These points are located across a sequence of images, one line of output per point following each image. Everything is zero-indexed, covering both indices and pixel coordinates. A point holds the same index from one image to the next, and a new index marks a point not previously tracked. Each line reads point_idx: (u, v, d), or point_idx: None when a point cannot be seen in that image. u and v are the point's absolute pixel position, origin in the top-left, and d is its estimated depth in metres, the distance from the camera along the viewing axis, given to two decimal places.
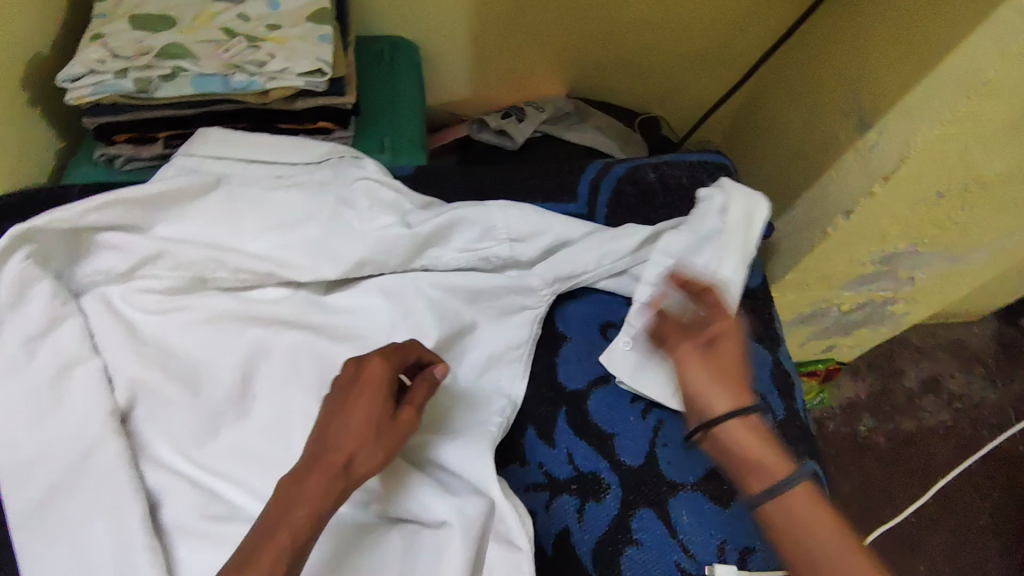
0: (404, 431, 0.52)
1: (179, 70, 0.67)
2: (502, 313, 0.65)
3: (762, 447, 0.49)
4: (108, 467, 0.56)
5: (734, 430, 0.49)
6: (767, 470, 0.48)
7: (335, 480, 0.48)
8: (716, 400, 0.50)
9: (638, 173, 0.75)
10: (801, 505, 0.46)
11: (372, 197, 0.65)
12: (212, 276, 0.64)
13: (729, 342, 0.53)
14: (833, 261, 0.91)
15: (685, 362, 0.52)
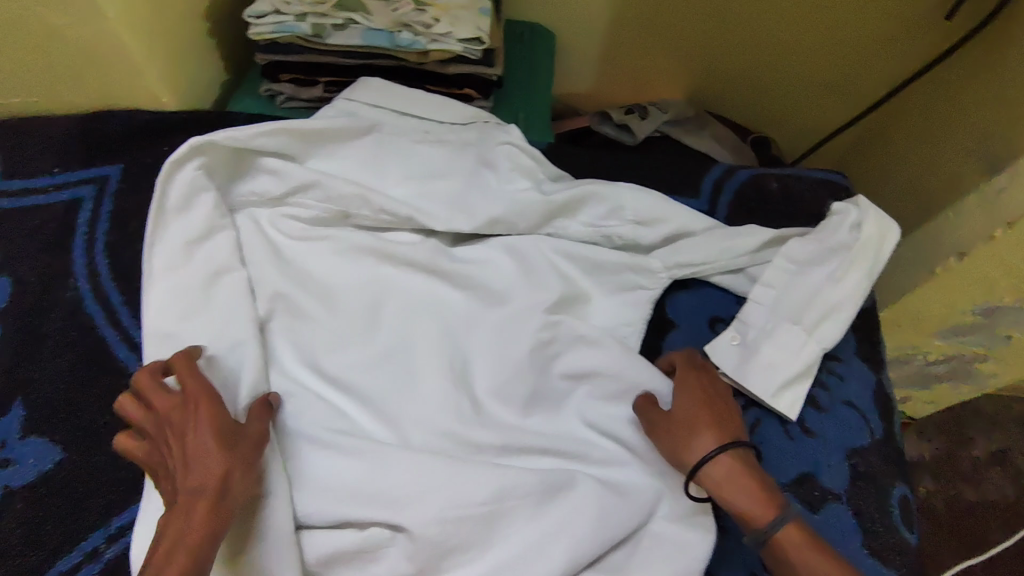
0: (257, 441, 0.53)
1: (351, 22, 0.72)
2: (618, 290, 0.67)
3: (747, 488, 0.54)
4: (245, 368, 0.60)
5: (725, 469, 0.55)
6: (759, 508, 0.53)
7: (217, 500, 0.48)
8: (696, 447, 0.56)
9: (761, 181, 0.77)
10: (789, 541, 0.52)
11: (513, 161, 0.68)
12: (355, 213, 0.68)
13: (688, 396, 0.59)
14: (934, 304, 0.90)
15: (656, 432, 0.59)
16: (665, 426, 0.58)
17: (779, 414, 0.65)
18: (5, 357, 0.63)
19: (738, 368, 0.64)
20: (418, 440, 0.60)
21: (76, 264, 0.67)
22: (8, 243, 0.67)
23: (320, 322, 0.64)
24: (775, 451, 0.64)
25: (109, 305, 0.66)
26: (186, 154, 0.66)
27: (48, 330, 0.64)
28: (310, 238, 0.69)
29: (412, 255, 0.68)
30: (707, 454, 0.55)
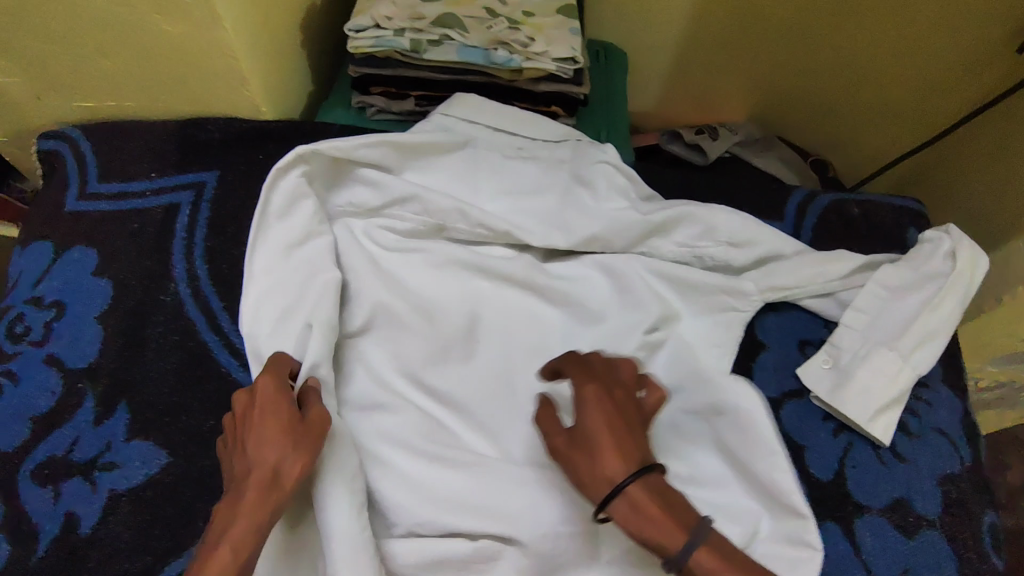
0: (318, 430, 0.52)
1: (446, 38, 0.73)
2: (710, 310, 0.68)
3: (657, 517, 0.46)
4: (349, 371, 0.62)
5: (630, 502, 0.46)
6: (671, 541, 0.45)
7: (261, 490, 0.49)
8: (598, 475, 0.48)
9: (843, 206, 0.77)
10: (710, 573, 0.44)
11: (609, 179, 0.69)
12: (452, 226, 0.69)
13: (590, 411, 0.50)
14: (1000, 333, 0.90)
15: (562, 457, 0.50)
16: (569, 449, 0.50)
17: (871, 438, 0.66)
18: (108, 359, 0.63)
19: (833, 393, 0.65)
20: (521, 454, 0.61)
21: (176, 269, 0.68)
22: (109, 246, 0.68)
23: (419, 335, 0.66)
24: (868, 475, 0.64)
25: (209, 310, 0.66)
26: (291, 162, 0.67)
27: (150, 333, 0.65)
28: (405, 250, 0.70)
29: (507, 269, 0.69)
30: (616, 485, 0.47)
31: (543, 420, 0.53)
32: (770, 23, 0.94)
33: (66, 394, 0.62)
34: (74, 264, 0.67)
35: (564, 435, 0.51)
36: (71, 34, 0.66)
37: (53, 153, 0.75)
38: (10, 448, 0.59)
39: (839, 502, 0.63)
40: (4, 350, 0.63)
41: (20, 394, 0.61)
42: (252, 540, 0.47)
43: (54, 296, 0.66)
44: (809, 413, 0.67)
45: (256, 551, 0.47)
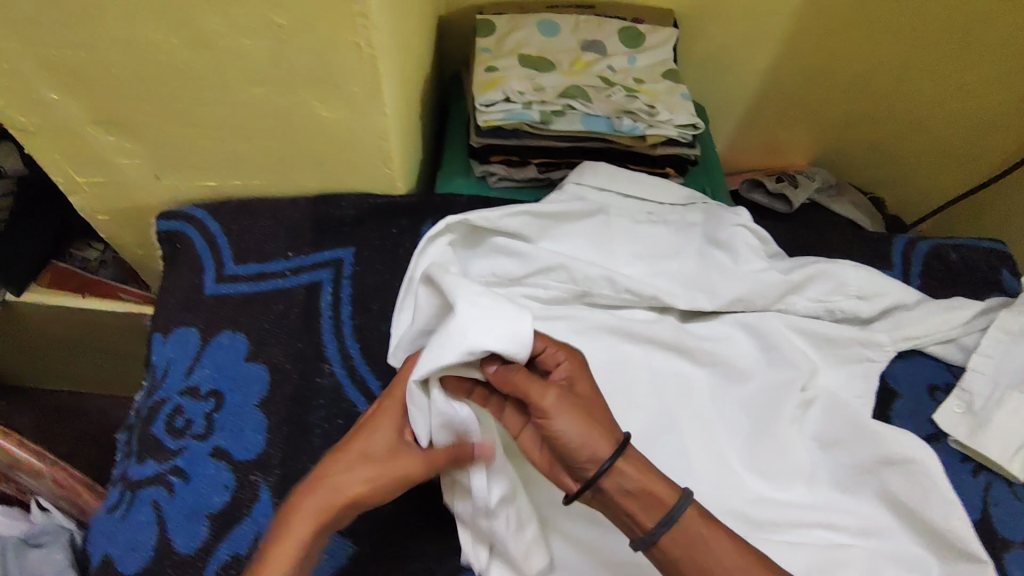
0: (388, 449, 0.56)
1: (569, 108, 0.76)
2: (847, 361, 0.71)
3: (651, 479, 0.50)
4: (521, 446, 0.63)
5: (622, 464, 0.49)
6: (662, 502, 0.50)
7: (318, 503, 0.53)
8: (599, 442, 0.49)
9: (942, 252, 0.82)
10: (692, 525, 0.50)
11: (747, 243, 0.72)
12: (596, 292, 0.71)
13: (582, 379, 0.54)
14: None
15: (552, 412, 0.49)
16: (570, 403, 0.50)
17: (1010, 478, 0.69)
18: (276, 449, 0.62)
19: (971, 436, 0.69)
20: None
21: (328, 350, 0.68)
22: (258, 330, 0.68)
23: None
24: (1010, 512, 0.67)
25: (367, 390, 0.66)
26: (440, 233, 0.67)
27: (314, 420, 0.64)
28: (549, 317, 0.72)
29: (653, 332, 0.71)
30: (620, 450, 0.49)
31: (524, 378, 0.51)
32: (839, 77, 0.99)
33: (239, 488, 0.60)
34: (224, 352, 0.66)
35: (552, 391, 0.50)
36: (216, 121, 0.66)
37: (177, 234, 0.73)
38: (191, 550, 0.58)
39: (991, 541, 0.66)
40: (167, 446, 0.62)
41: (193, 491, 0.60)
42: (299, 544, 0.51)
43: (209, 386, 0.65)
44: (947, 456, 0.71)
45: (300, 560, 0.52)
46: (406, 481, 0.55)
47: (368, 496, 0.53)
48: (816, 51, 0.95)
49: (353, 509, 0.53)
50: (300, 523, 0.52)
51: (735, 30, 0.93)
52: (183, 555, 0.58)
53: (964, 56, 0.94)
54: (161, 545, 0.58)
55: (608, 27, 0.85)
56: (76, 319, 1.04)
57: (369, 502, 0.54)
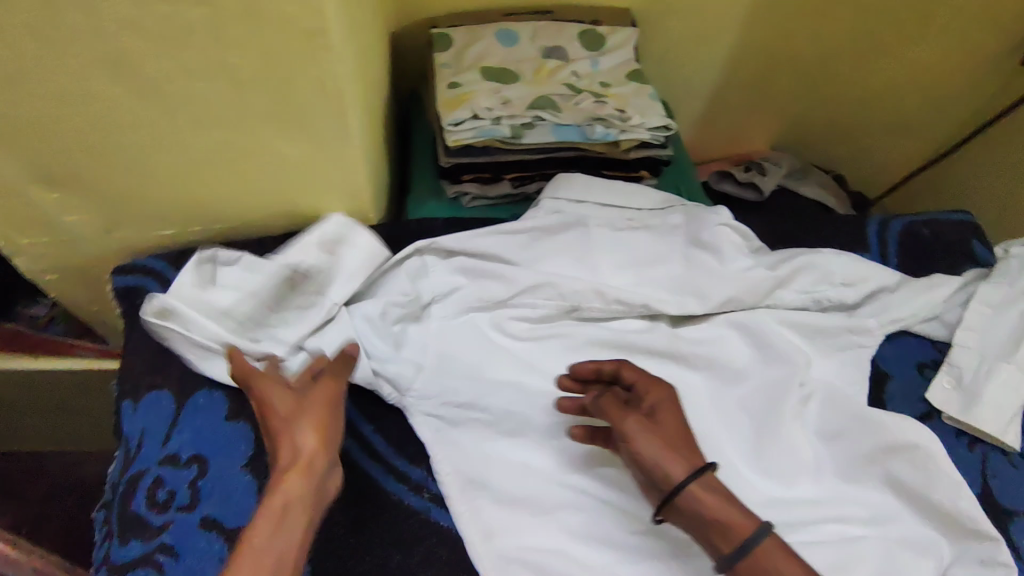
0: (277, 404, 0.56)
1: (539, 119, 0.74)
2: (839, 348, 0.71)
3: (726, 507, 0.52)
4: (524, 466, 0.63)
5: (702, 490, 0.52)
6: (740, 533, 0.51)
7: (275, 475, 0.53)
8: (672, 467, 0.53)
9: (914, 229, 0.84)
10: (769, 557, 0.50)
11: (730, 242, 0.71)
12: (585, 306, 0.70)
13: (662, 402, 0.58)
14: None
15: (635, 438, 0.54)
16: (648, 427, 0.55)
17: (1005, 448, 0.70)
18: None
19: (966, 410, 0.70)
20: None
21: None
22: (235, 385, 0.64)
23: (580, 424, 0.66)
24: (1010, 482, 0.69)
25: (360, 435, 0.64)
26: (407, 253, 0.69)
27: None
28: (539, 337, 0.70)
29: (646, 340, 0.70)
30: (690, 476, 0.52)
31: (610, 407, 0.57)
32: (796, 62, 1.00)
33: None
34: (202, 413, 0.62)
35: (636, 419, 0.55)
36: (171, 166, 0.61)
37: (138, 291, 0.68)
38: None
39: (996, 513, 0.67)
40: (151, 523, 0.58)
41: (185, 567, 0.56)
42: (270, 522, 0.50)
43: (190, 452, 0.61)
44: (944, 433, 0.71)
45: (280, 526, 0.50)
46: (330, 408, 0.58)
47: (311, 438, 0.55)
48: (774, 39, 0.95)
49: (308, 462, 0.54)
50: (267, 496, 0.51)
51: (692, 25, 0.92)
52: None
53: (915, 32, 0.96)
54: None
55: (567, 31, 0.83)
56: (30, 382, 0.97)
57: (320, 447, 0.55)
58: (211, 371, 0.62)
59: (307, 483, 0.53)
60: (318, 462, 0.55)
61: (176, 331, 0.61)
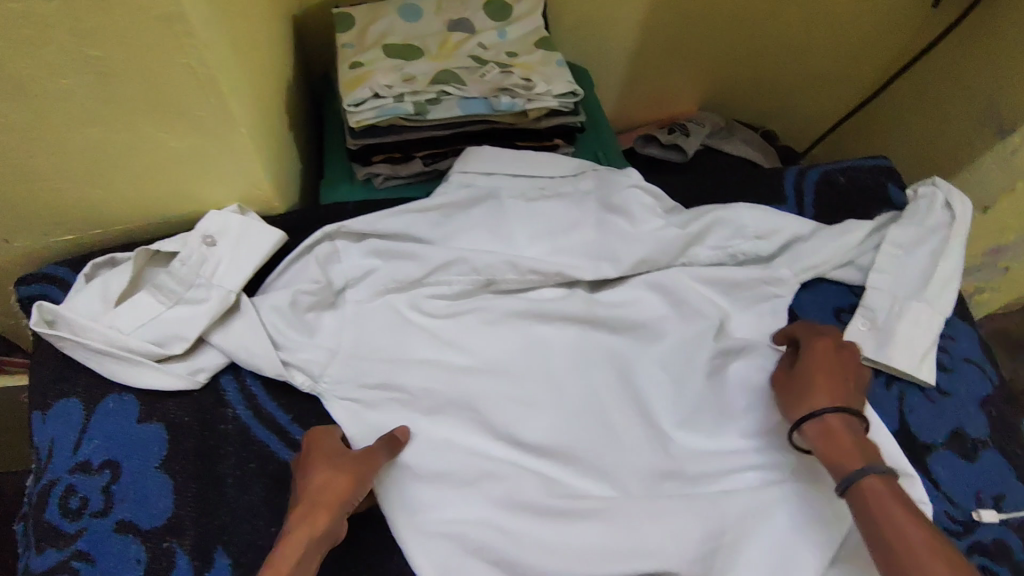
0: (328, 451, 0.57)
1: (444, 94, 0.73)
2: (755, 301, 0.73)
3: (845, 447, 0.58)
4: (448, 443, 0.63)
5: (819, 428, 0.60)
6: (842, 469, 0.56)
7: (302, 511, 0.53)
8: (796, 406, 0.62)
9: (830, 177, 0.85)
10: (879, 499, 0.53)
11: (640, 202, 0.72)
12: (501, 278, 0.70)
13: (811, 353, 0.63)
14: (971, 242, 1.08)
15: (774, 383, 0.65)
16: (785, 376, 0.65)
17: (919, 383, 0.72)
18: (187, 509, 0.58)
19: (879, 351, 0.71)
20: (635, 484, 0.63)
21: (227, 391, 0.64)
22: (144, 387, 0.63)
23: (501, 395, 0.66)
24: (924, 416, 0.71)
25: (278, 426, 0.63)
26: (316, 240, 0.68)
27: (225, 469, 0.61)
28: (457, 313, 0.69)
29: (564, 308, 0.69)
30: (813, 414, 0.60)
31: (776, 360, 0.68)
32: (713, 20, 0.99)
33: (153, 558, 0.56)
34: (113, 417, 0.61)
35: (785, 370, 0.65)
36: (53, 170, 0.59)
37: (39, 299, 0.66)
38: None
39: (913, 446, 0.70)
40: (65, 530, 0.57)
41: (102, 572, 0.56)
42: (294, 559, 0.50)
43: (102, 457, 0.60)
44: None
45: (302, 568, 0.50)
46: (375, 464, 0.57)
47: (349, 487, 0.55)
48: None
49: (339, 508, 0.54)
50: (296, 533, 0.51)
51: None
52: None
53: None
54: None
55: (472, 2, 0.82)
56: None
57: (352, 498, 0.55)
58: (109, 372, 0.61)
59: (332, 527, 0.53)
60: (345, 508, 0.54)
61: (65, 336, 0.60)
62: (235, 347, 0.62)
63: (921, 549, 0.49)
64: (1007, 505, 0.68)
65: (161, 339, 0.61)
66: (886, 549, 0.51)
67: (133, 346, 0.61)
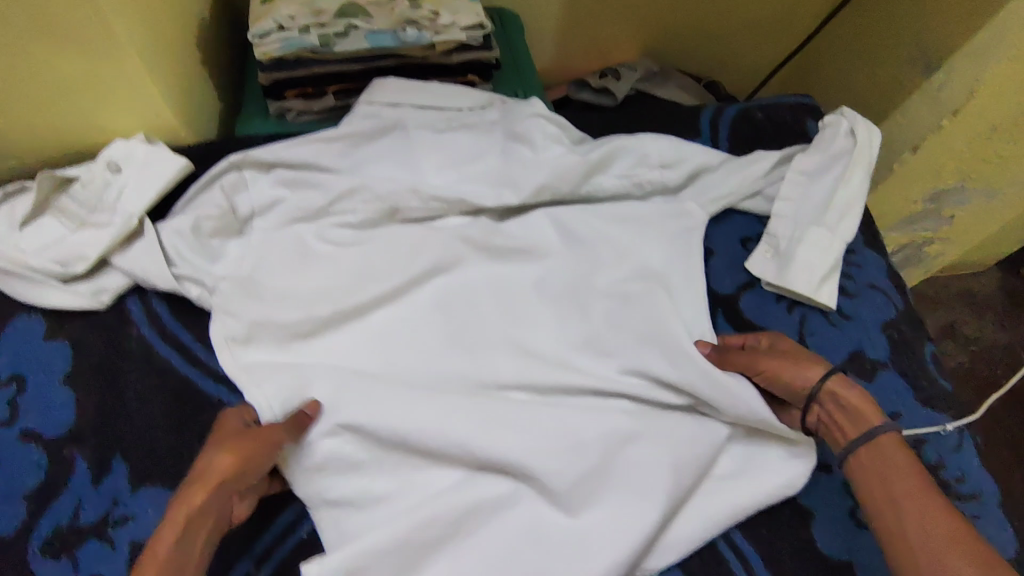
0: (231, 430, 0.56)
1: (351, 27, 0.73)
2: (658, 229, 0.74)
3: (862, 403, 0.60)
4: (347, 362, 0.65)
5: (832, 391, 0.62)
6: (866, 420, 0.59)
7: (189, 482, 0.52)
8: (803, 374, 0.64)
9: (747, 113, 0.86)
10: (892, 455, 0.57)
11: (543, 131, 0.73)
12: (406, 206, 0.73)
13: (778, 337, 0.68)
14: (912, 187, 1.06)
15: (763, 368, 0.65)
16: (772, 357, 0.65)
17: (821, 307, 0.73)
18: (88, 420, 0.61)
19: (779, 275, 0.73)
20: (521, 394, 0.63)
21: (132, 311, 0.66)
22: (51, 309, 0.65)
23: (398, 319, 0.68)
24: (824, 339, 0.72)
25: (180, 344, 0.66)
26: (222, 168, 0.70)
27: (126, 383, 0.63)
28: (361, 241, 0.71)
29: (467, 233, 0.72)
30: (821, 380, 0.62)
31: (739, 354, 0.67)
32: None
33: (54, 464, 0.59)
34: (21, 336, 0.64)
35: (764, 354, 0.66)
36: None
37: None
38: (11, 532, 0.57)
39: None
40: None
41: (5, 476, 0.58)
42: (178, 529, 0.49)
43: (10, 372, 0.62)
44: (764, 299, 0.74)
45: (184, 544, 0.49)
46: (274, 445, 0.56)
47: (241, 467, 0.53)
48: None
49: (228, 485, 0.52)
50: (179, 509, 0.50)
51: None
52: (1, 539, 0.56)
53: None
54: None
55: None
56: None
57: (245, 476, 0.54)
58: (16, 292, 0.64)
59: (217, 502, 0.52)
60: (235, 484, 0.53)
61: None
62: (139, 268, 0.65)
63: (916, 491, 0.54)
64: (904, 423, 0.68)
65: (64, 262, 0.64)
66: (890, 502, 0.55)
67: (36, 265, 0.64)
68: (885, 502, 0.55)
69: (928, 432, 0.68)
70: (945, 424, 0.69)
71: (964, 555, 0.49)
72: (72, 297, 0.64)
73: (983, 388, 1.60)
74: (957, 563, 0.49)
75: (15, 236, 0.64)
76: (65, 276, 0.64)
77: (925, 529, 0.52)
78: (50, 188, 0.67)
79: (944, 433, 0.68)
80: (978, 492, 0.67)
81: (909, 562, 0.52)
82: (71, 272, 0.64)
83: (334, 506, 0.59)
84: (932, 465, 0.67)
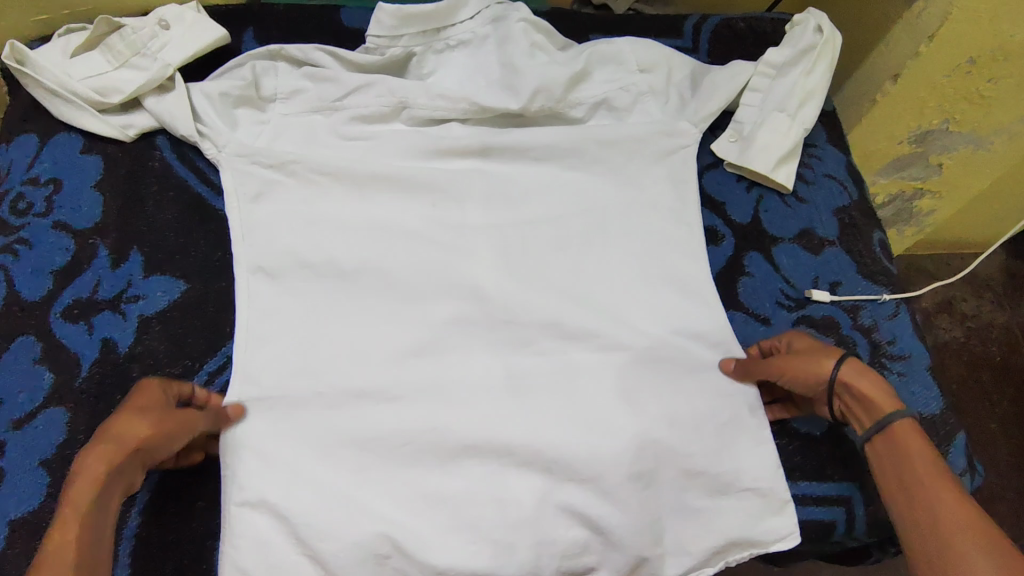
0: (152, 400, 0.56)
1: None
2: (632, 108, 0.80)
3: (874, 389, 0.61)
4: (312, 194, 0.71)
5: (847, 380, 0.62)
6: (878, 409, 0.60)
7: (96, 445, 0.52)
8: (820, 366, 0.62)
9: (731, 21, 0.92)
10: (913, 446, 0.58)
11: (530, 37, 0.79)
12: (413, 102, 0.76)
13: (795, 336, 0.67)
14: (895, 122, 1.08)
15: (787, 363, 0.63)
16: (792, 357, 0.64)
17: (777, 189, 0.80)
18: (112, 217, 0.70)
19: (740, 155, 0.78)
20: (480, 228, 0.71)
21: (158, 139, 0.75)
22: (85, 129, 0.74)
23: (375, 154, 0.74)
24: (778, 216, 0.78)
25: (196, 168, 0.74)
26: (259, 56, 0.77)
27: (147, 193, 0.72)
28: (366, 135, 0.76)
29: (446, 89, 0.77)
30: (832, 375, 0.62)
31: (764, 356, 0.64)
32: None
33: (79, 249, 0.68)
34: (61, 148, 0.73)
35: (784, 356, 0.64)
36: None
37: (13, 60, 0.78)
38: (37, 297, 0.66)
39: (760, 237, 0.77)
40: (10, 223, 0.70)
41: (36, 253, 0.68)
42: (93, 493, 0.51)
43: (48, 176, 0.72)
44: (725, 178, 0.80)
45: (100, 506, 0.51)
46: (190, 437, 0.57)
47: (155, 441, 0.54)
48: None
49: (136, 454, 0.53)
50: (90, 473, 0.51)
51: None
52: (30, 301, 0.66)
53: None
54: (10, 295, 0.66)
55: None
56: None
57: (157, 448, 0.54)
58: (59, 112, 0.74)
59: (125, 470, 0.53)
60: (144, 455, 0.54)
61: (27, 74, 0.73)
62: (161, 100, 0.74)
63: (932, 479, 0.56)
64: (843, 290, 0.75)
65: (104, 89, 0.74)
66: (904, 489, 0.57)
67: (78, 90, 0.73)
68: (900, 492, 0.57)
69: (864, 298, 0.74)
70: (882, 295, 0.75)
71: (974, 537, 0.52)
72: (105, 119, 0.74)
73: (978, 363, 1.39)
74: (970, 546, 0.52)
75: (63, 64, 0.74)
76: (101, 104, 0.74)
77: (936, 517, 0.54)
78: (96, 41, 0.76)
79: (880, 301, 0.75)
80: (907, 354, 0.73)
81: (921, 545, 0.55)
82: (109, 98, 0.73)
83: (304, 299, 0.66)
84: (865, 327, 0.73)
